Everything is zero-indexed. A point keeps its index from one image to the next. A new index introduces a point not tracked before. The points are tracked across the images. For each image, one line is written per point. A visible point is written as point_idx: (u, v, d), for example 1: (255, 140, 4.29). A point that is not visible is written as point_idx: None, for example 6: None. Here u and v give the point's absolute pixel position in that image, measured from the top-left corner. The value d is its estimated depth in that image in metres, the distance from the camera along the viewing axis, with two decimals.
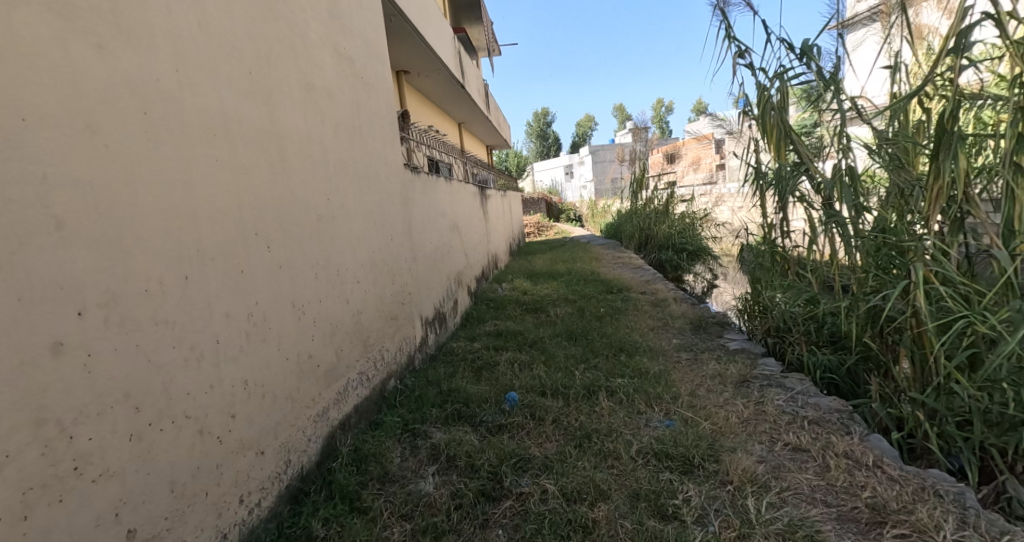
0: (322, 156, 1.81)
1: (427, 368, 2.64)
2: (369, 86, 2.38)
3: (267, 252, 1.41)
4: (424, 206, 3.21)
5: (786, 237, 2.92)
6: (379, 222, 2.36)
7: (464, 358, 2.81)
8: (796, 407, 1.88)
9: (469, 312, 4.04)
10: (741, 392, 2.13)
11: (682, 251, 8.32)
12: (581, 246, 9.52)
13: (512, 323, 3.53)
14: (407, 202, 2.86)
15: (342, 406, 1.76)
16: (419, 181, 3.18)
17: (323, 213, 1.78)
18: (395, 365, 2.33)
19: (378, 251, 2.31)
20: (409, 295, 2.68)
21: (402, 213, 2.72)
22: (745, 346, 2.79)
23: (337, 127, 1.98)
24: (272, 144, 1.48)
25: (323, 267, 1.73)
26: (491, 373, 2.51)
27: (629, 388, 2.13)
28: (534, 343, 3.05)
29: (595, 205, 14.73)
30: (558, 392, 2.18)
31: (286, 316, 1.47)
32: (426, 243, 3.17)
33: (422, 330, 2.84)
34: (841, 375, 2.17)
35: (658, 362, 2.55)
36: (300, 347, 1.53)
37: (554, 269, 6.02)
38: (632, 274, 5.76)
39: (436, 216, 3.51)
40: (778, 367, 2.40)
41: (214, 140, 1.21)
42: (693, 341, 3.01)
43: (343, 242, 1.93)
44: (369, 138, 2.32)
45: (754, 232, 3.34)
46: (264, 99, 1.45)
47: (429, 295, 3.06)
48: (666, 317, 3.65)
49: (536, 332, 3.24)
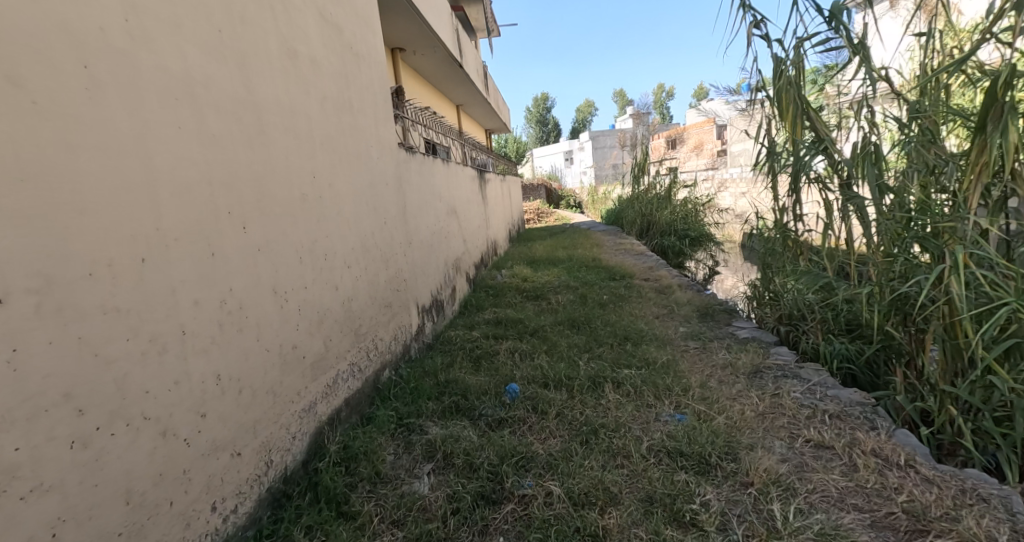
0: (308, 130, 1.68)
1: (424, 357, 2.53)
2: (360, 57, 2.23)
3: (243, 233, 1.27)
4: (420, 188, 3.07)
5: (798, 221, 2.80)
6: (372, 204, 2.23)
7: (463, 347, 2.69)
8: (814, 400, 1.77)
9: (468, 299, 3.92)
10: (755, 384, 2.02)
11: (686, 238, 8.17)
12: (582, 232, 9.37)
13: (512, 311, 3.42)
14: (403, 184, 2.72)
15: (332, 399, 1.65)
16: (415, 162, 3.03)
17: (309, 191, 1.65)
18: (390, 355, 2.21)
19: (371, 235, 2.18)
20: (405, 281, 2.56)
21: (396, 196, 2.58)
22: (755, 334, 2.68)
23: (325, 100, 1.84)
24: (248, 114, 1.35)
25: (310, 250, 1.61)
26: (491, 363, 2.40)
27: (636, 379, 2.03)
28: (536, 331, 2.94)
29: (596, 190, 14.56)
30: (561, 383, 2.07)
31: (268, 303, 1.34)
32: (423, 228, 3.04)
33: (418, 318, 2.73)
34: (860, 366, 2.06)
35: (666, 352, 2.44)
36: (285, 336, 1.41)
37: (554, 255, 5.89)
38: (635, 261, 5.63)
39: (433, 199, 3.38)
40: (792, 357, 2.29)
41: (176, 106, 1.07)
42: (700, 329, 2.90)
43: (332, 223, 1.80)
44: (360, 114, 2.18)
45: (765, 216, 3.22)
46: (237, 63, 1.31)
47: (426, 281, 2.94)
48: (671, 304, 3.53)
49: (538, 320, 3.13)
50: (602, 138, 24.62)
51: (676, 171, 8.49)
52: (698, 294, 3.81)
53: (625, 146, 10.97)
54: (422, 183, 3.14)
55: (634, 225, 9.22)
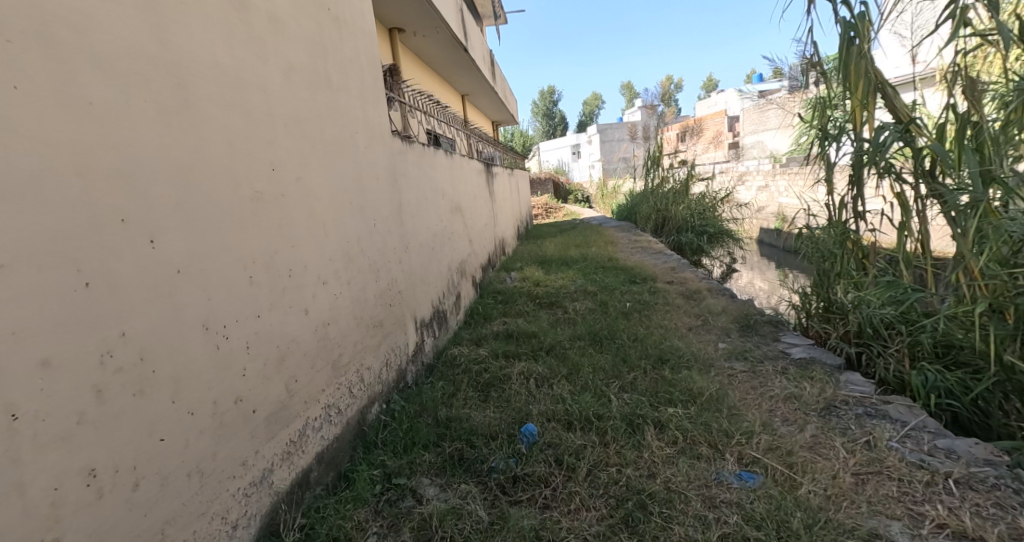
0: (265, 107, 1.28)
1: (423, 384, 2.15)
2: (341, 23, 1.81)
3: (153, 249, 0.87)
4: (419, 183, 2.67)
5: (860, 220, 2.40)
6: (358, 203, 1.83)
7: (468, 370, 2.31)
8: (925, 458, 1.38)
9: (474, 306, 3.54)
10: (834, 427, 1.63)
11: (704, 234, 7.73)
12: (594, 229, 8.95)
13: (525, 322, 3.03)
14: (398, 180, 2.32)
15: (297, 459, 1.26)
16: (413, 154, 2.63)
17: (268, 188, 1.25)
18: (379, 386, 1.82)
19: (357, 241, 1.79)
20: (400, 293, 2.17)
21: (390, 194, 2.18)
22: (814, 355, 2.27)
23: (292, 71, 1.43)
24: (165, 79, 0.94)
25: (265, 266, 1.21)
26: (502, 393, 2.03)
27: (683, 419, 1.64)
28: (551, 349, 2.56)
29: (605, 184, 14.13)
30: (588, 424, 1.70)
31: (197, 346, 0.95)
32: (422, 230, 2.64)
33: (416, 335, 2.34)
34: (965, 404, 1.69)
35: (711, 379, 2.05)
36: (227, 387, 1.02)
37: (567, 254, 5.47)
38: (654, 262, 5.19)
39: (435, 197, 2.98)
40: (870, 387, 1.89)
41: (10, 53, 0.67)
42: (745, 346, 2.51)
43: (301, 228, 1.40)
44: (342, 93, 1.77)
45: (815, 215, 2.81)
46: (144, 3, 0.90)
47: (425, 291, 2.55)
48: (705, 314, 3.12)
49: (554, 335, 2.75)
50: (611, 131, 24.02)
51: (692, 164, 8.02)
52: (732, 301, 3.40)
53: (637, 138, 10.50)
54: (422, 179, 2.74)
55: (648, 220, 8.77)
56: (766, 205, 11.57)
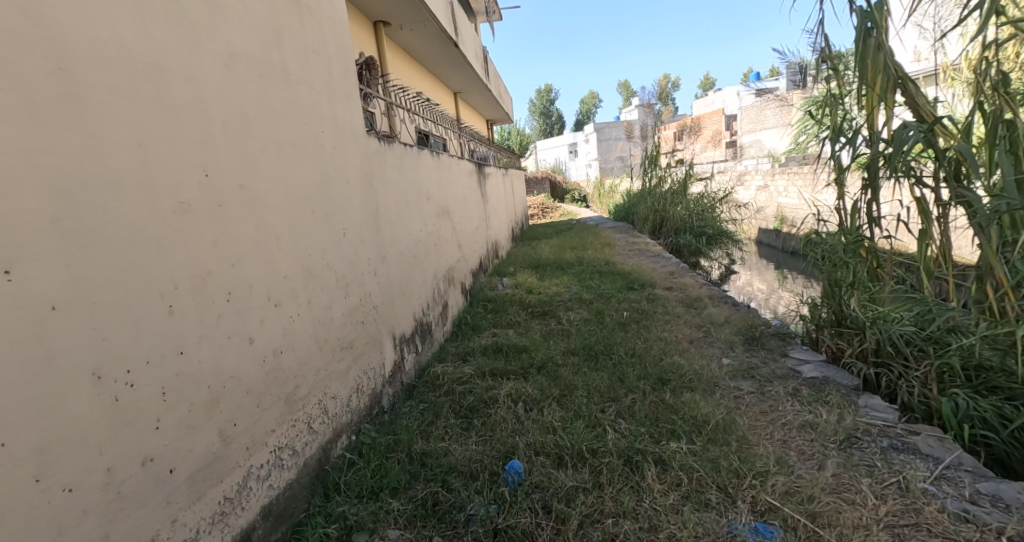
0: (198, 102, 1.07)
1: (400, 409, 1.97)
2: (304, 8, 1.61)
3: (8, 283, 0.67)
4: (400, 187, 2.48)
5: (874, 226, 2.22)
6: (323, 212, 1.63)
7: (451, 391, 2.12)
8: (966, 508, 1.21)
9: (462, 316, 3.35)
10: (857, 463, 1.45)
11: (703, 235, 7.55)
12: (590, 230, 8.79)
13: (515, 335, 2.85)
14: (374, 184, 2.12)
15: (236, 518, 1.08)
16: (393, 155, 2.43)
17: (200, 198, 1.05)
18: (346, 417, 1.63)
19: (321, 255, 1.59)
20: (374, 309, 1.98)
21: (364, 200, 1.99)
22: (827, 375, 2.09)
23: (237, 60, 1.23)
24: (40, 65, 0.74)
25: (194, 291, 1.01)
26: (486, 420, 1.85)
27: (688, 456, 1.46)
28: (543, 368, 2.39)
29: (602, 184, 13.97)
30: (581, 461, 1.52)
31: (83, 402, 0.75)
32: (403, 238, 2.45)
33: (394, 353, 2.15)
34: (1003, 436, 1.51)
35: (716, 404, 1.87)
36: (130, 448, 0.82)
37: (562, 258, 5.28)
38: (652, 266, 5.01)
39: (418, 201, 2.78)
40: (892, 413, 1.71)
41: None
42: (751, 363, 2.33)
43: (246, 244, 1.20)
44: (305, 88, 1.57)
45: (825, 220, 2.63)
46: None
47: (405, 303, 2.36)
48: (706, 327, 2.93)
49: (546, 350, 2.58)
50: (608, 130, 23.85)
51: (690, 164, 7.85)
52: (734, 311, 3.22)
53: (634, 137, 10.32)
54: (403, 182, 2.54)
55: (645, 221, 8.58)
56: (765, 206, 11.43)
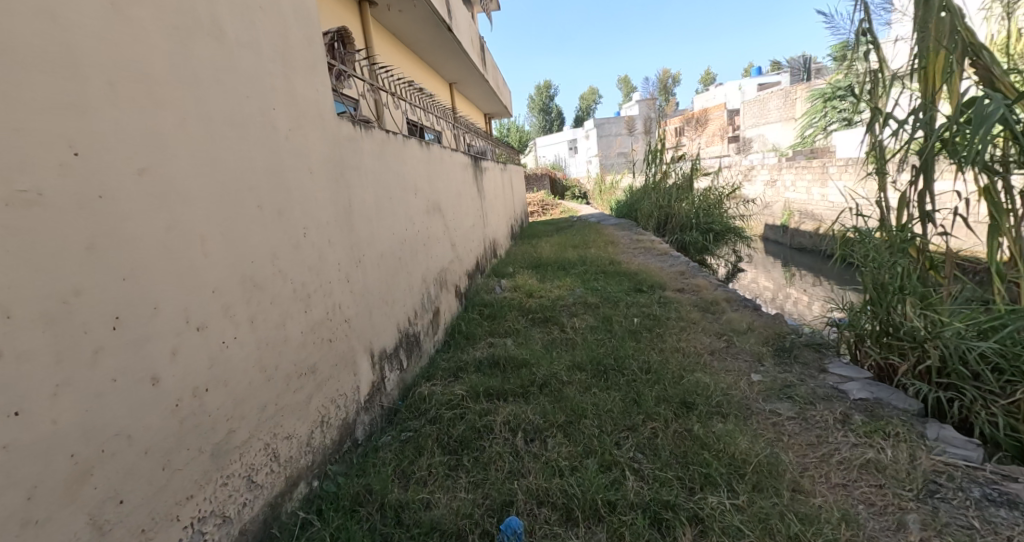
0: (58, 51, 0.76)
1: (377, 443, 1.68)
2: None
3: None
4: (381, 179, 2.17)
5: (928, 221, 1.92)
6: (275, 207, 1.32)
7: (439, 418, 1.83)
8: None
9: (455, 323, 3.06)
10: (947, 521, 1.16)
11: (708, 233, 7.19)
12: (592, 227, 8.48)
13: (514, 346, 2.55)
14: (346, 175, 1.81)
15: None
16: (373, 143, 2.12)
17: (60, 188, 0.74)
18: (305, 461, 1.34)
19: (271, 261, 1.28)
20: (346, 324, 1.67)
21: (333, 194, 1.68)
22: (879, 396, 1.79)
23: (136, 4, 0.91)
24: None
25: (46, 320, 0.71)
26: (480, 457, 1.56)
27: (731, 516, 1.18)
28: (545, 387, 2.09)
29: (603, 180, 13.66)
30: (596, 519, 1.24)
31: None
32: (385, 238, 2.14)
33: (372, 373, 1.85)
34: None
35: (752, 435, 1.57)
36: None
37: (564, 257, 4.98)
38: (660, 265, 4.70)
39: (403, 196, 2.48)
40: (972, 444, 1.42)
41: None
42: (785, 381, 2.03)
43: (150, 249, 0.89)
44: (248, 52, 1.25)
45: (864, 215, 2.33)
46: None
47: (387, 313, 2.06)
48: (728, 337, 2.62)
49: (548, 365, 2.29)
50: (609, 126, 23.50)
51: (696, 158, 7.52)
52: (756, 317, 2.91)
53: (636, 131, 9.99)
54: (385, 174, 2.23)
55: (649, 218, 8.26)
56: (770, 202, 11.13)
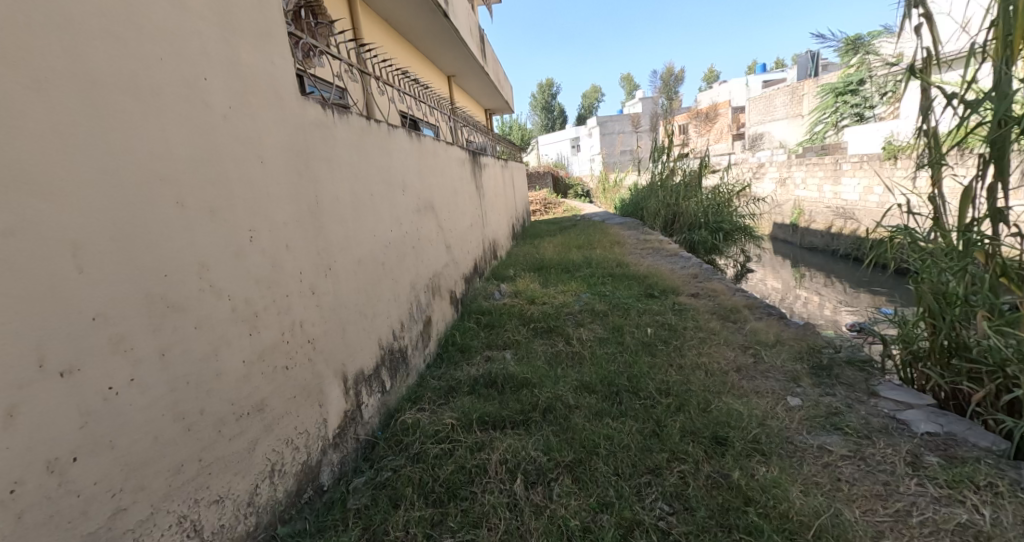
0: None
1: (347, 489, 1.39)
2: None
3: None
4: (359, 173, 1.87)
5: (1000, 220, 1.63)
6: (205, 204, 1.02)
7: (424, 455, 1.54)
8: None
9: (448, 333, 2.77)
10: None
11: (718, 232, 6.81)
12: (596, 225, 8.16)
13: (514, 363, 2.27)
14: (312, 167, 1.51)
15: None
16: (349, 131, 1.83)
17: None
18: (243, 528, 1.05)
19: (198, 273, 0.98)
20: (308, 346, 1.38)
21: (293, 188, 1.38)
22: (952, 431, 1.50)
23: None
24: None
25: None
26: (473, 512, 1.29)
27: None
28: (549, 413, 1.82)
29: (607, 177, 13.33)
30: None
31: None
32: (363, 241, 1.85)
33: (344, 401, 1.56)
34: None
35: (804, 485, 1.29)
36: None
37: (568, 259, 4.68)
38: (670, 268, 4.41)
39: (388, 193, 2.18)
40: None
41: None
42: (830, 408, 1.74)
43: None
44: (167, 2, 0.96)
45: (918, 214, 2.03)
46: None
47: (365, 328, 1.77)
48: (755, 352, 2.33)
49: (553, 386, 2.01)
50: (611, 124, 23.14)
51: (705, 155, 7.20)
52: (784, 328, 2.61)
53: (641, 127, 9.67)
54: (365, 167, 1.94)
55: (656, 217, 7.96)
56: (780, 200, 10.80)
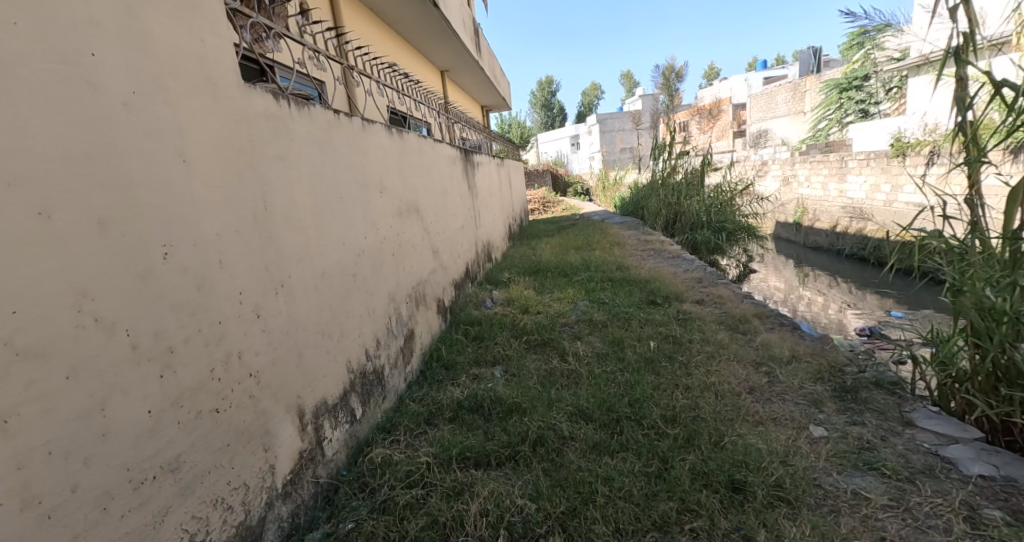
0: None
1: None
2: None
3: None
4: (323, 173, 1.64)
5: None
6: (90, 214, 0.80)
7: (394, 505, 1.33)
8: None
9: (434, 347, 2.54)
10: None
11: (721, 232, 6.56)
12: (594, 225, 7.95)
13: (503, 383, 2.05)
14: (258, 167, 1.29)
15: None
16: (311, 126, 1.60)
17: None
18: None
19: (74, 305, 0.76)
20: (248, 380, 1.16)
21: (229, 192, 1.16)
22: (1011, 477, 1.29)
23: None
24: None
25: None
26: None
27: None
28: (540, 446, 1.61)
29: (606, 176, 13.10)
30: None
31: None
32: (328, 251, 1.63)
33: (299, 440, 1.34)
34: None
35: None
36: None
37: (566, 262, 4.46)
38: (673, 271, 4.19)
39: (361, 196, 1.96)
40: None
41: None
42: (861, 440, 1.53)
43: None
44: None
45: (954, 218, 1.81)
46: None
47: (328, 352, 1.55)
48: (769, 370, 2.11)
49: (545, 412, 1.79)
50: (611, 121, 22.88)
51: (707, 152, 6.98)
52: (800, 342, 2.39)
53: (641, 125, 9.46)
54: (331, 167, 1.71)
55: (657, 216, 7.74)
56: (782, 198, 10.58)
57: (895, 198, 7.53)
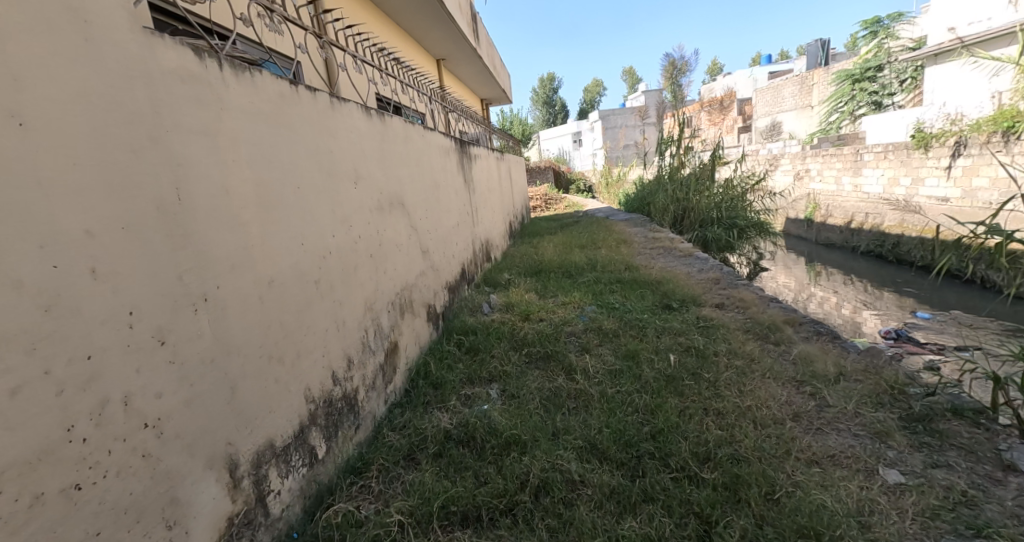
0: None
1: None
2: None
3: None
4: (271, 156, 1.31)
5: None
6: None
7: None
8: None
9: (421, 361, 2.22)
10: None
11: (732, 228, 6.24)
12: (598, 222, 7.62)
13: (500, 408, 1.73)
14: (167, 142, 0.96)
15: None
16: (255, 96, 1.27)
17: None
18: None
19: None
20: (138, 434, 0.83)
21: (112, 175, 0.84)
22: None
23: None
24: None
25: None
26: None
27: None
28: (544, 496, 1.28)
29: (609, 172, 12.75)
30: None
31: None
32: (278, 253, 1.30)
33: (226, 503, 1.02)
34: None
35: None
36: None
37: (570, 261, 4.12)
38: (687, 271, 3.86)
39: (328, 186, 1.63)
40: None
41: None
42: (955, 491, 1.19)
43: None
44: None
45: None
46: None
47: (274, 381, 1.22)
48: (814, 390, 1.77)
49: (550, 447, 1.47)
50: (614, 117, 22.50)
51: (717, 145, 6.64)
52: (845, 355, 2.06)
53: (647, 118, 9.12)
54: (284, 149, 1.38)
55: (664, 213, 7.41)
56: (792, 193, 10.22)
57: (915, 192, 7.18)
